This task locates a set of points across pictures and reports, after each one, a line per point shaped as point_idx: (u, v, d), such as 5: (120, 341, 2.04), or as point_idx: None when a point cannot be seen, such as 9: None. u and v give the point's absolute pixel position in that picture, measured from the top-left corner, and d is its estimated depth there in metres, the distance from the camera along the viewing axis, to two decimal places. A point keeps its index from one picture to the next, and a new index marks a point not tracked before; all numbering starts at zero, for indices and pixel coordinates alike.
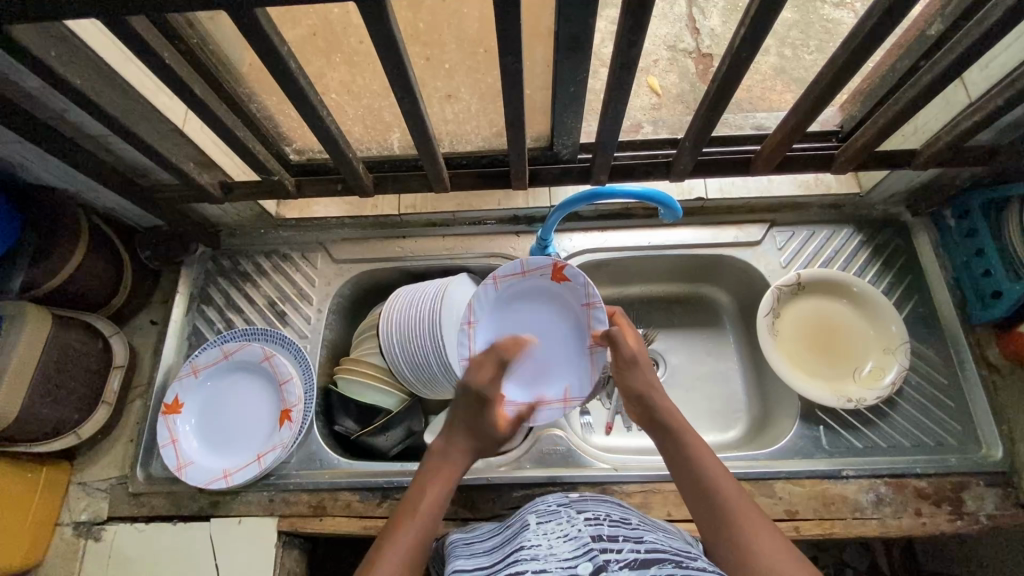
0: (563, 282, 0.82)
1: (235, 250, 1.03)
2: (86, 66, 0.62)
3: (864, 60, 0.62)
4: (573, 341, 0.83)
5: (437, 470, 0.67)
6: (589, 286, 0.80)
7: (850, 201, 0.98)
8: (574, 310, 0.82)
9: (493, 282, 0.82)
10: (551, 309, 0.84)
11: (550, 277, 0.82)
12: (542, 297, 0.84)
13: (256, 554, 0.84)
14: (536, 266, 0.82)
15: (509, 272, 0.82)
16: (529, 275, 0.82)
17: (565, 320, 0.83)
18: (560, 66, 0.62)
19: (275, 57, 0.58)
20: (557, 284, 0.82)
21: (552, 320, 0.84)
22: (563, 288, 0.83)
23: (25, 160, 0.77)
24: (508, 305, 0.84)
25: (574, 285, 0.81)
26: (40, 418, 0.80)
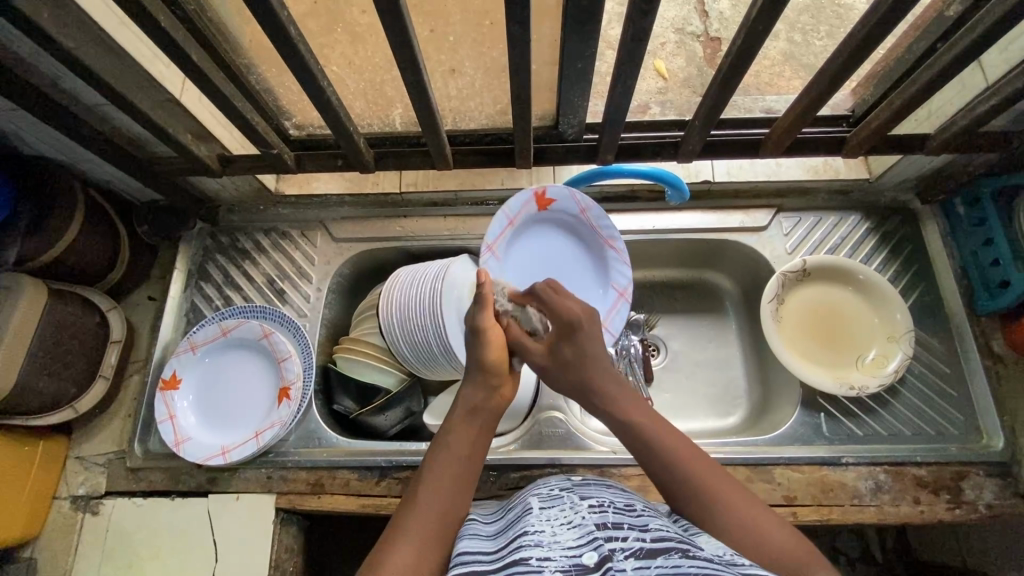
0: (549, 205, 0.88)
1: (234, 226, 1.01)
2: (78, 29, 0.60)
3: (883, 37, 0.60)
4: (587, 256, 0.91)
5: (469, 414, 0.64)
6: (575, 195, 0.87)
7: (859, 187, 0.96)
8: (569, 221, 0.90)
9: (492, 250, 0.85)
10: (552, 233, 0.90)
11: (536, 207, 0.88)
12: (536, 225, 0.89)
13: (255, 531, 0.85)
14: (516, 208, 0.86)
15: (499, 230, 0.85)
16: (516, 220, 0.87)
17: (562, 233, 0.91)
18: (568, 38, 0.60)
19: (274, 21, 0.56)
20: (542, 213, 0.88)
21: (557, 240, 0.90)
22: (548, 211, 0.89)
23: (18, 127, 0.76)
24: (517, 249, 0.89)
25: (560, 202, 0.88)
26: (35, 391, 0.80)
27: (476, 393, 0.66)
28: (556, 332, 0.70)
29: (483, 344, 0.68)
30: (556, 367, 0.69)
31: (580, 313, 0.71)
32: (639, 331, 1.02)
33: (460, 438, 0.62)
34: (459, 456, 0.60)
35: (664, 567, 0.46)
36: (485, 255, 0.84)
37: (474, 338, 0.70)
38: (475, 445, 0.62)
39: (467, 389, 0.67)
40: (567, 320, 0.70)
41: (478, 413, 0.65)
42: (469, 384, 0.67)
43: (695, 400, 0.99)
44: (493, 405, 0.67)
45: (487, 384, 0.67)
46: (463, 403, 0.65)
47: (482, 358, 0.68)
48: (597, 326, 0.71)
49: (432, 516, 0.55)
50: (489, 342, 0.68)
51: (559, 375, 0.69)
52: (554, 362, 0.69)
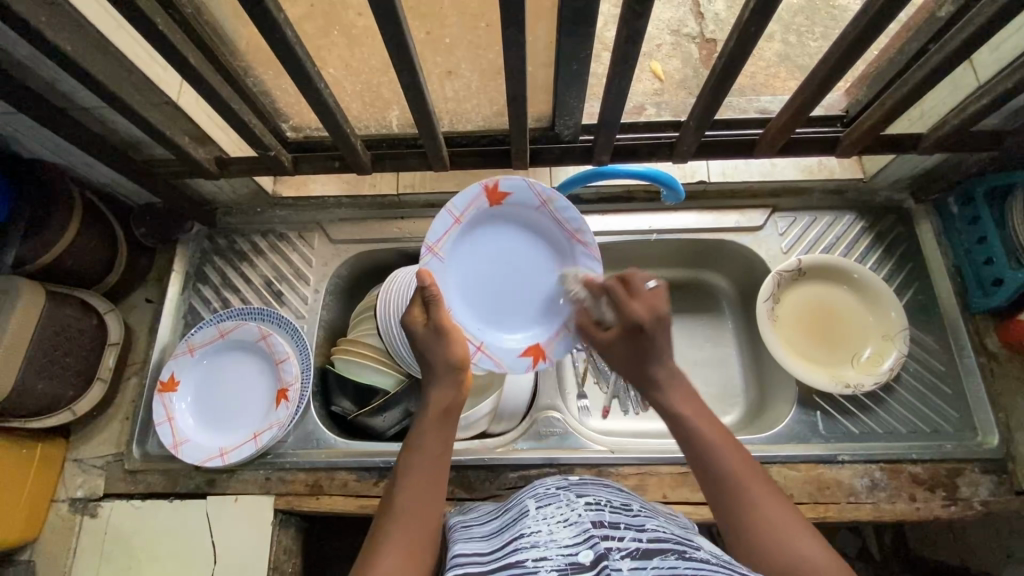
0: (503, 199, 0.77)
1: (232, 228, 1.02)
2: (76, 32, 0.60)
3: (875, 37, 0.60)
4: (552, 255, 0.80)
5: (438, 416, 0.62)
6: (533, 184, 0.76)
7: (853, 187, 0.97)
8: (529, 215, 0.79)
9: (436, 252, 0.74)
10: (509, 230, 0.79)
11: (488, 202, 0.76)
12: (490, 222, 0.78)
13: (254, 532, 0.85)
14: (464, 204, 0.75)
15: (443, 228, 0.74)
16: (465, 219, 0.75)
17: (523, 228, 0.79)
18: (564, 40, 0.60)
19: (271, 23, 0.56)
20: (496, 207, 0.77)
21: (515, 240, 0.79)
22: (501, 207, 0.77)
23: (15, 130, 0.76)
24: (470, 248, 0.77)
25: (515, 194, 0.76)
26: (33, 393, 0.80)
27: (444, 393, 0.64)
28: (619, 331, 0.67)
29: (449, 342, 0.65)
30: (621, 355, 0.68)
31: (644, 313, 0.65)
32: None
33: (431, 440, 0.61)
34: (432, 458, 0.59)
35: (660, 568, 0.46)
36: (426, 258, 0.74)
37: (437, 339, 0.66)
38: (447, 444, 0.61)
39: (435, 387, 0.65)
40: (632, 325, 0.65)
41: (449, 415, 0.63)
42: (436, 381, 0.65)
43: None
44: (461, 402, 0.64)
45: (457, 382, 0.64)
46: (432, 404, 0.63)
47: (443, 356, 0.65)
48: (669, 328, 0.65)
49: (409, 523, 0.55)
50: (454, 340, 0.66)
51: (620, 364, 0.68)
52: (619, 353, 0.68)
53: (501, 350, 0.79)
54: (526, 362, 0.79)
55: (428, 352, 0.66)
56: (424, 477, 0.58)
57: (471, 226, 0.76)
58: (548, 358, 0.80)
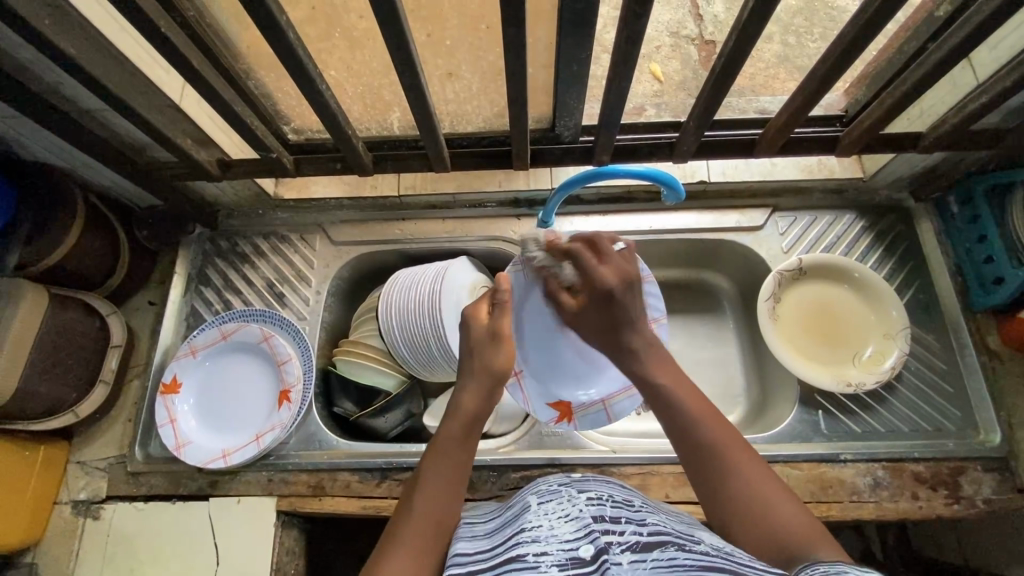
0: None
1: (234, 231, 1.02)
2: (79, 35, 0.61)
3: (873, 37, 0.60)
4: None
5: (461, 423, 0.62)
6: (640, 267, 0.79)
7: (853, 186, 0.97)
8: None
9: (524, 268, 0.80)
10: None
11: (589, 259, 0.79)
12: None
13: (256, 534, 0.85)
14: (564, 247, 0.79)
15: (539, 255, 0.79)
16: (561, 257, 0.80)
17: None
18: (564, 41, 0.61)
19: (273, 25, 0.56)
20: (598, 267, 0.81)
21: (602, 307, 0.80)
22: None
23: (18, 133, 0.76)
24: None
25: None
26: (36, 395, 0.80)
27: (472, 401, 0.64)
28: (590, 296, 0.66)
29: (499, 349, 0.66)
30: (589, 321, 0.68)
31: (617, 282, 0.65)
32: None
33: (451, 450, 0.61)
34: (451, 467, 0.59)
35: (660, 560, 0.46)
36: (514, 269, 0.82)
37: (489, 343, 0.67)
38: (466, 455, 0.61)
39: (464, 395, 0.65)
40: (603, 291, 0.65)
41: (473, 424, 0.63)
42: (466, 389, 0.65)
43: None
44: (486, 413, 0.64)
45: (490, 390, 0.65)
46: (459, 413, 0.63)
47: (488, 363, 0.66)
48: (640, 293, 0.66)
49: (425, 526, 0.55)
50: (504, 347, 0.66)
51: (588, 329, 0.68)
52: (586, 320, 0.68)
53: (537, 391, 0.84)
54: (551, 413, 0.85)
55: (477, 353, 0.67)
56: (443, 482, 0.59)
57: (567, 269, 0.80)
58: (574, 420, 0.85)
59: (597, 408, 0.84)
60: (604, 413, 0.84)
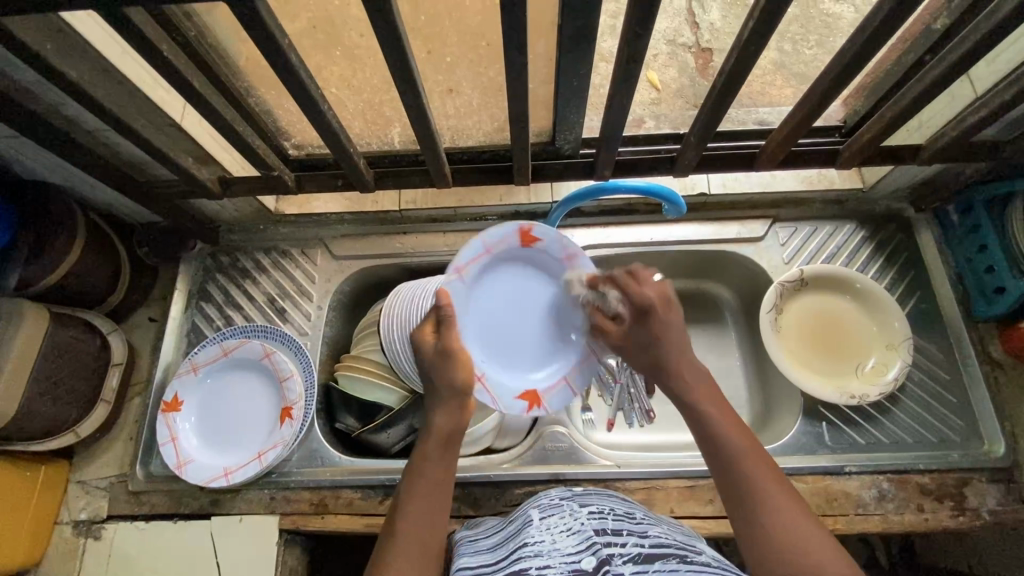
0: (535, 241, 0.75)
1: (234, 246, 1.02)
2: (81, 58, 0.61)
3: (873, 54, 0.61)
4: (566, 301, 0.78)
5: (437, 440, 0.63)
6: (562, 238, 0.75)
7: (852, 197, 0.98)
8: (554, 264, 0.77)
9: (460, 274, 0.71)
10: (536, 275, 0.77)
11: (518, 241, 0.74)
12: (520, 262, 0.76)
13: (259, 553, 0.84)
14: (497, 236, 0.72)
15: (471, 253, 0.71)
16: (494, 249, 0.73)
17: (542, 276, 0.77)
18: (565, 59, 0.61)
19: (275, 49, 0.57)
20: (525, 247, 0.75)
21: (538, 282, 0.77)
22: (533, 250, 0.76)
23: (19, 153, 0.76)
24: (494, 274, 0.75)
25: (546, 240, 0.75)
26: (37, 416, 0.80)
27: (445, 418, 0.64)
28: (631, 315, 0.69)
29: (453, 367, 0.65)
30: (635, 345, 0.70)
31: (654, 299, 0.68)
32: None
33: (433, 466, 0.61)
34: (435, 485, 0.60)
35: (662, 570, 0.45)
36: (450, 277, 0.70)
37: (443, 360, 0.65)
38: (448, 471, 0.62)
39: (438, 413, 0.64)
40: (644, 308, 0.68)
41: (452, 441, 0.63)
42: (438, 408, 0.64)
43: None
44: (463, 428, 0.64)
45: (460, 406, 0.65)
46: (434, 431, 0.63)
47: (450, 378, 0.64)
48: (679, 312, 0.68)
49: (408, 542, 0.56)
50: (458, 362, 0.65)
51: (634, 353, 0.70)
52: (632, 343, 0.70)
53: (501, 389, 0.75)
54: (522, 406, 0.76)
55: (433, 374, 0.65)
56: (426, 500, 0.59)
57: (498, 259, 0.74)
58: (546, 404, 0.78)
59: (562, 386, 0.78)
60: (570, 389, 0.78)
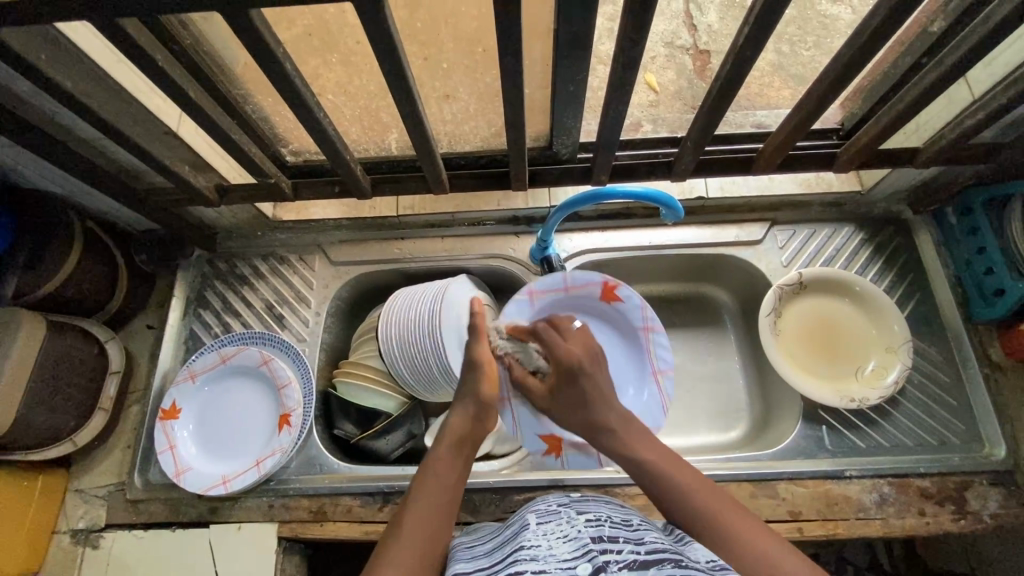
0: (614, 301, 0.93)
1: (232, 253, 1.02)
2: (77, 68, 0.61)
3: (869, 58, 0.61)
4: (631, 363, 0.93)
5: (451, 439, 0.66)
6: (646, 310, 0.92)
7: (851, 200, 0.97)
8: (628, 327, 0.94)
9: (530, 296, 0.91)
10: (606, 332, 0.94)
11: (601, 296, 0.93)
12: (590, 313, 0.94)
13: (257, 561, 0.84)
14: (580, 281, 0.91)
15: (550, 286, 0.91)
16: (573, 289, 0.92)
17: (617, 336, 0.94)
18: (561, 64, 0.61)
19: (270, 57, 0.56)
20: (607, 302, 0.93)
21: (608, 343, 0.94)
22: (612, 307, 0.93)
23: (16, 162, 0.76)
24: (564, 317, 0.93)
25: (626, 305, 0.93)
26: (34, 425, 0.79)
27: (463, 422, 0.68)
28: (559, 377, 0.76)
29: (479, 377, 0.72)
30: (564, 405, 0.74)
31: (582, 357, 0.76)
32: None
33: (447, 463, 0.63)
34: (446, 480, 0.61)
35: None
36: (521, 294, 0.91)
37: (472, 372, 0.74)
38: (462, 469, 0.63)
39: (455, 417, 0.69)
40: (570, 366, 0.74)
41: (467, 442, 0.66)
42: (457, 412, 0.69)
43: (696, 414, 0.99)
44: (479, 434, 0.68)
45: (478, 414, 0.69)
46: (450, 431, 0.67)
47: (475, 390, 0.71)
48: (604, 374, 0.75)
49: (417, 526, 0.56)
50: (485, 375, 0.72)
51: (565, 414, 0.74)
52: (563, 405, 0.74)
53: (527, 422, 0.89)
54: (540, 446, 0.89)
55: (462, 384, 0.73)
56: (435, 492, 0.59)
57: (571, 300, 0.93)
58: (562, 457, 0.88)
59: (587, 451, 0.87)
60: (592, 456, 0.87)
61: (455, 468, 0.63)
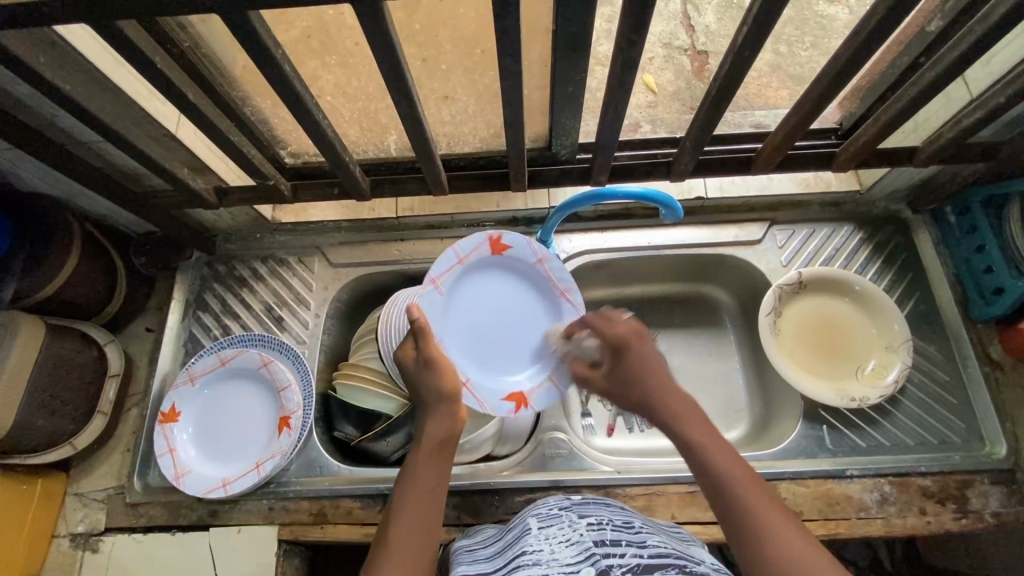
0: (505, 251, 0.82)
1: (231, 255, 1.01)
2: (75, 71, 0.61)
3: (867, 58, 0.61)
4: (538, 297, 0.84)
5: (425, 447, 0.64)
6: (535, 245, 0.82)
7: (849, 199, 0.97)
8: (527, 271, 0.84)
9: (436, 285, 0.78)
10: (510, 280, 0.84)
11: (490, 251, 0.82)
12: (489, 270, 0.83)
13: (258, 564, 0.84)
14: (467, 247, 0.80)
15: (446, 266, 0.79)
16: (467, 258, 0.81)
17: (520, 282, 0.84)
18: (560, 65, 0.61)
19: (269, 59, 0.56)
20: (497, 256, 0.83)
21: (513, 290, 0.84)
22: (504, 258, 0.83)
23: (14, 165, 0.76)
24: (472, 281, 0.82)
25: (518, 250, 0.83)
26: (32, 429, 0.79)
27: (437, 427, 0.66)
28: (610, 356, 0.74)
29: (439, 375, 0.68)
30: (614, 382, 0.73)
31: (631, 337, 0.73)
32: None
33: (424, 475, 0.62)
34: (425, 492, 0.61)
35: None
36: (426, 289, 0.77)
37: (427, 371, 0.69)
38: (440, 478, 0.62)
39: (429, 420, 0.67)
40: (619, 345, 0.73)
41: (443, 447, 0.65)
42: (430, 415, 0.67)
43: None
44: (455, 434, 0.66)
45: (451, 414, 0.67)
46: (426, 437, 0.65)
47: (437, 387, 0.68)
48: (653, 350, 0.73)
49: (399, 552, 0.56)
50: (442, 369, 0.69)
51: (614, 391, 0.73)
52: (614, 383, 0.73)
53: (487, 389, 0.80)
54: (508, 406, 0.80)
55: (424, 386, 0.69)
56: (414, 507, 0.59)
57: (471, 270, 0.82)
58: (531, 404, 0.81)
59: (547, 384, 0.82)
60: (556, 390, 0.82)
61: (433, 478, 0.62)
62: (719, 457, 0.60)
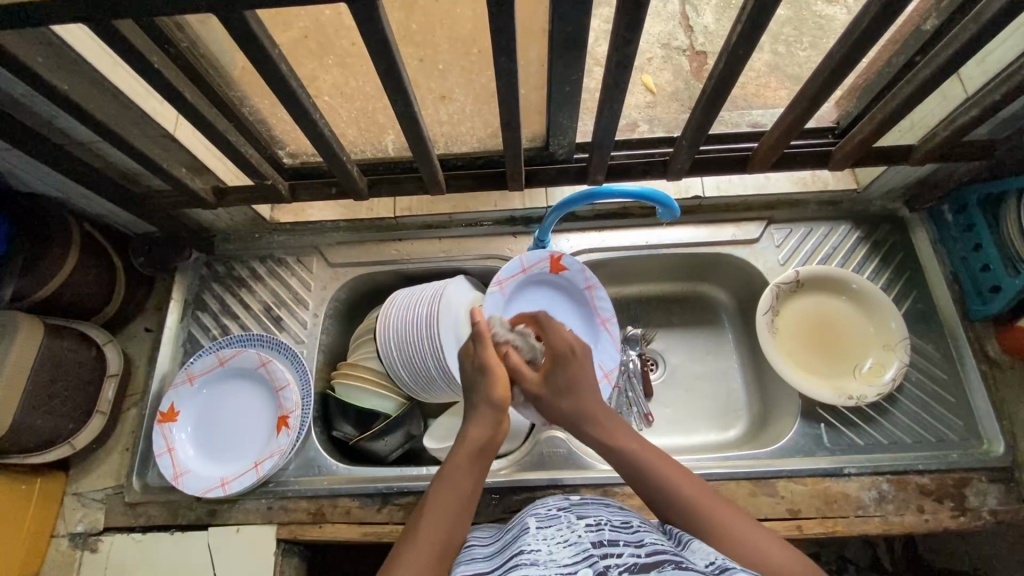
0: (562, 271, 0.91)
1: (229, 255, 1.02)
2: (72, 71, 0.61)
3: (862, 56, 0.61)
4: (582, 322, 0.93)
5: (463, 450, 0.63)
6: (586, 271, 0.91)
7: (847, 198, 0.98)
8: (576, 294, 0.93)
9: (500, 287, 0.87)
10: (558, 298, 0.92)
11: (550, 268, 0.90)
12: (544, 287, 0.92)
13: (256, 563, 0.84)
14: (533, 259, 0.89)
15: (512, 272, 0.88)
16: (528, 270, 0.90)
17: (568, 303, 0.93)
18: (555, 64, 0.61)
19: (265, 59, 0.57)
20: (555, 274, 0.91)
21: (560, 308, 0.92)
22: (561, 276, 0.91)
23: (13, 166, 0.76)
24: (529, 292, 0.91)
25: (572, 273, 0.91)
26: (31, 429, 0.79)
27: (480, 432, 0.64)
28: (551, 362, 0.73)
29: (488, 378, 0.68)
30: (551, 390, 0.71)
31: (573, 344, 0.74)
32: (636, 346, 1.03)
33: (459, 477, 0.60)
34: (458, 494, 0.59)
35: None
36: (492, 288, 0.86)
37: (481, 375, 0.69)
38: (473, 486, 0.60)
39: (473, 426, 0.65)
40: (563, 352, 0.73)
41: (482, 456, 0.63)
42: (475, 422, 0.65)
43: (694, 413, 1.00)
44: (497, 444, 0.64)
45: (497, 424, 0.65)
46: (469, 440, 0.63)
47: (488, 395, 0.67)
48: (588, 364, 0.74)
49: (428, 550, 0.54)
50: (495, 377, 0.68)
51: (549, 401, 0.71)
52: (551, 392, 0.71)
53: None
54: None
55: (473, 390, 0.69)
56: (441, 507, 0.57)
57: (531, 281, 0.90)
58: None
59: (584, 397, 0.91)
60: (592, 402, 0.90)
61: (468, 485, 0.60)
62: (660, 467, 0.62)
